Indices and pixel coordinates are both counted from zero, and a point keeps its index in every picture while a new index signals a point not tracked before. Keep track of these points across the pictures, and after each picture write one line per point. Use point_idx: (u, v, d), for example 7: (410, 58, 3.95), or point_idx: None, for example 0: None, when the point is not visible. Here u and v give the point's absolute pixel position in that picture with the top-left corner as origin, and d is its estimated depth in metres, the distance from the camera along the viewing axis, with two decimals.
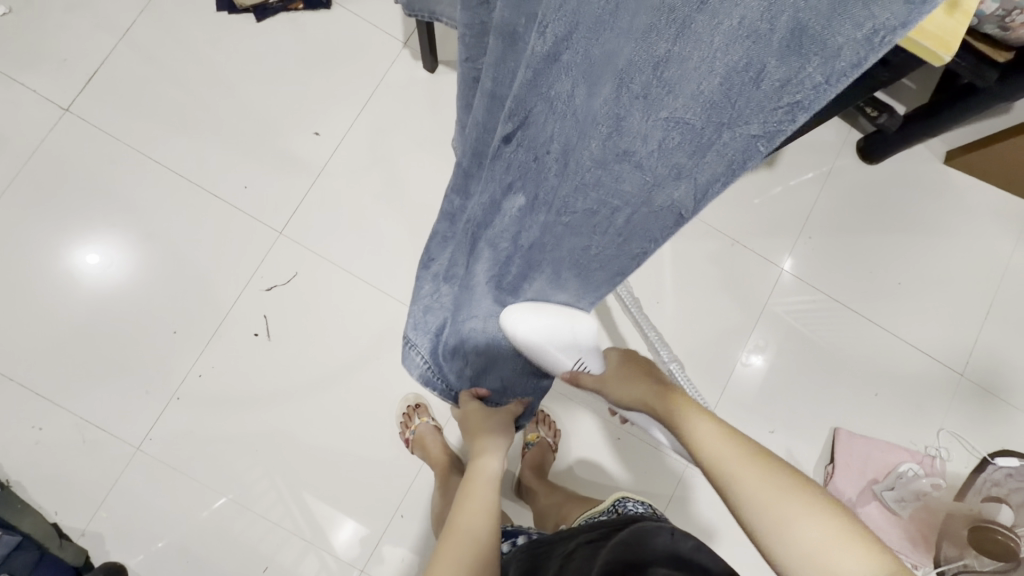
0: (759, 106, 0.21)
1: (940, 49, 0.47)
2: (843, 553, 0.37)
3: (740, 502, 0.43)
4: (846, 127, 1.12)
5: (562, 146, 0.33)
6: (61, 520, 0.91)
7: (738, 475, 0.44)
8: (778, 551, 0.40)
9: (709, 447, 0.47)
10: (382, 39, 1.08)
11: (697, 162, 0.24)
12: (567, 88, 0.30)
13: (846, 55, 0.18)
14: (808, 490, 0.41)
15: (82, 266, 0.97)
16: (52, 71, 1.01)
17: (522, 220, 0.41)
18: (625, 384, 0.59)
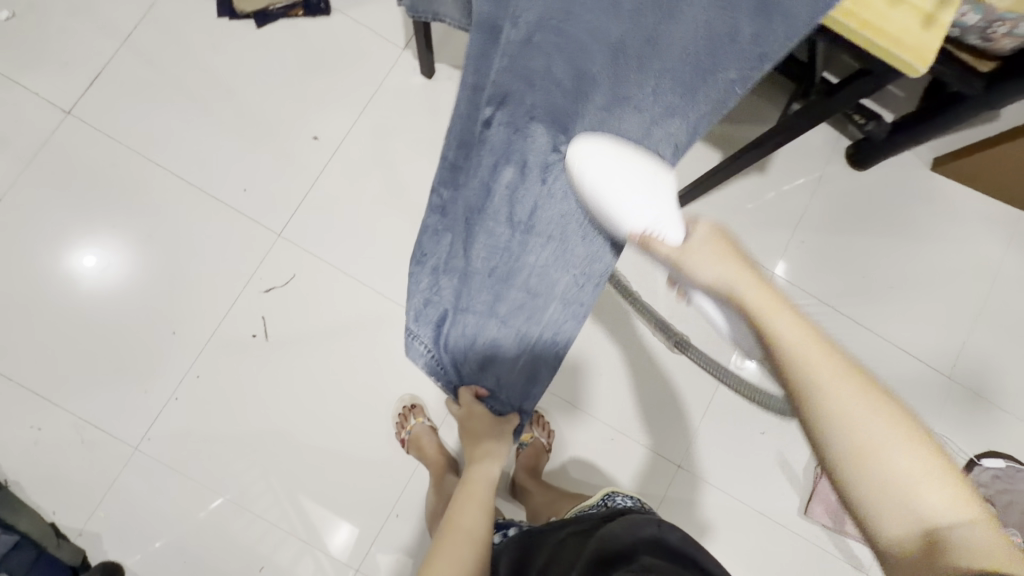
0: (732, 59, 0.52)
1: (917, 63, 0.50)
2: (927, 484, 0.35)
3: (824, 423, 0.37)
4: (836, 134, 1.14)
5: (550, 114, 0.52)
6: (59, 519, 0.91)
7: (833, 393, 0.37)
8: (854, 476, 0.36)
9: (800, 357, 0.38)
10: (381, 45, 1.10)
11: (686, 99, 0.53)
12: (542, 64, 0.50)
13: (755, 54, 0.52)
14: (898, 416, 0.37)
15: (81, 267, 0.98)
16: (55, 75, 1.02)
17: (517, 186, 0.54)
18: (715, 260, 0.44)
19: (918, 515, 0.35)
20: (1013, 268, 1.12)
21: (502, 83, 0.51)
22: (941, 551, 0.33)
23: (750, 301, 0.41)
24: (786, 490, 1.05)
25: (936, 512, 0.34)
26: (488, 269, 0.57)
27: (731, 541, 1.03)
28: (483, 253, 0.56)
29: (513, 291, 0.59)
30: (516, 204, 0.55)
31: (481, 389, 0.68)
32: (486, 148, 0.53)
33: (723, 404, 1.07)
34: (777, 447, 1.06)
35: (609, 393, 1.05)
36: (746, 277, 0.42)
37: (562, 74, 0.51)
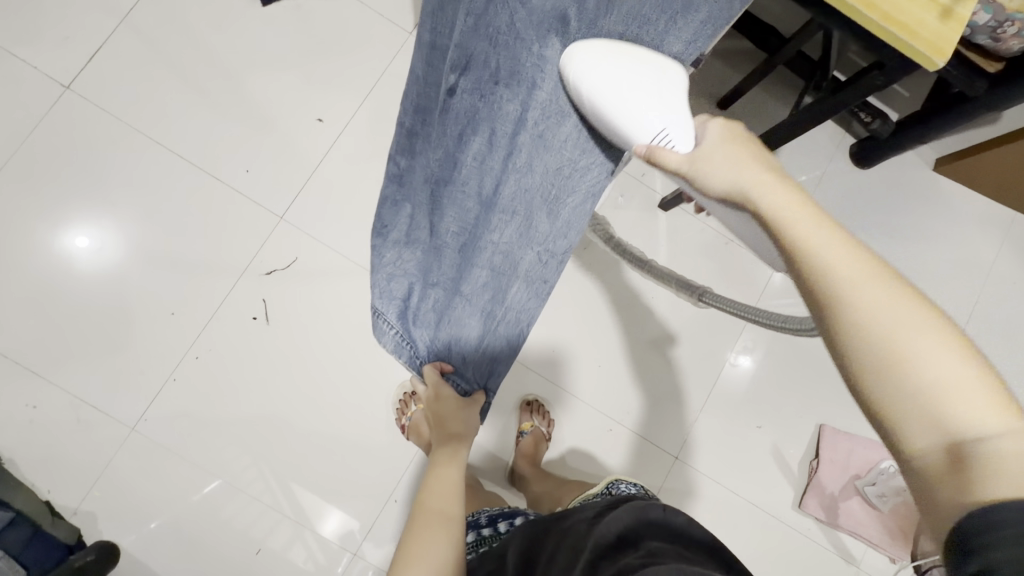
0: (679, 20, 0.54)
1: (934, 56, 0.50)
2: (968, 398, 0.31)
3: (856, 320, 0.34)
4: (841, 132, 1.15)
5: (507, 70, 0.53)
6: (54, 498, 0.91)
7: (841, 279, 0.35)
8: (892, 378, 0.32)
9: (822, 254, 0.37)
10: (388, 28, 1.09)
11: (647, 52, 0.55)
12: (506, 19, 0.51)
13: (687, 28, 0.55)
14: (921, 303, 0.34)
15: (79, 245, 0.97)
16: (54, 48, 1.00)
17: (484, 156, 0.55)
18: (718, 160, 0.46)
19: (947, 428, 0.31)
20: (1009, 268, 1.13)
21: (467, 46, 0.52)
22: (970, 470, 0.29)
23: (763, 202, 0.41)
24: (779, 484, 1.06)
25: (972, 423, 0.30)
26: (455, 245, 0.59)
27: (724, 532, 1.04)
28: (451, 227, 0.58)
29: (477, 271, 0.59)
30: (482, 174, 0.56)
31: (445, 365, 0.65)
32: (451, 117, 0.55)
33: (719, 398, 1.08)
34: (773, 441, 1.07)
35: (607, 383, 1.06)
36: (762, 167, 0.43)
37: (532, 41, 0.52)
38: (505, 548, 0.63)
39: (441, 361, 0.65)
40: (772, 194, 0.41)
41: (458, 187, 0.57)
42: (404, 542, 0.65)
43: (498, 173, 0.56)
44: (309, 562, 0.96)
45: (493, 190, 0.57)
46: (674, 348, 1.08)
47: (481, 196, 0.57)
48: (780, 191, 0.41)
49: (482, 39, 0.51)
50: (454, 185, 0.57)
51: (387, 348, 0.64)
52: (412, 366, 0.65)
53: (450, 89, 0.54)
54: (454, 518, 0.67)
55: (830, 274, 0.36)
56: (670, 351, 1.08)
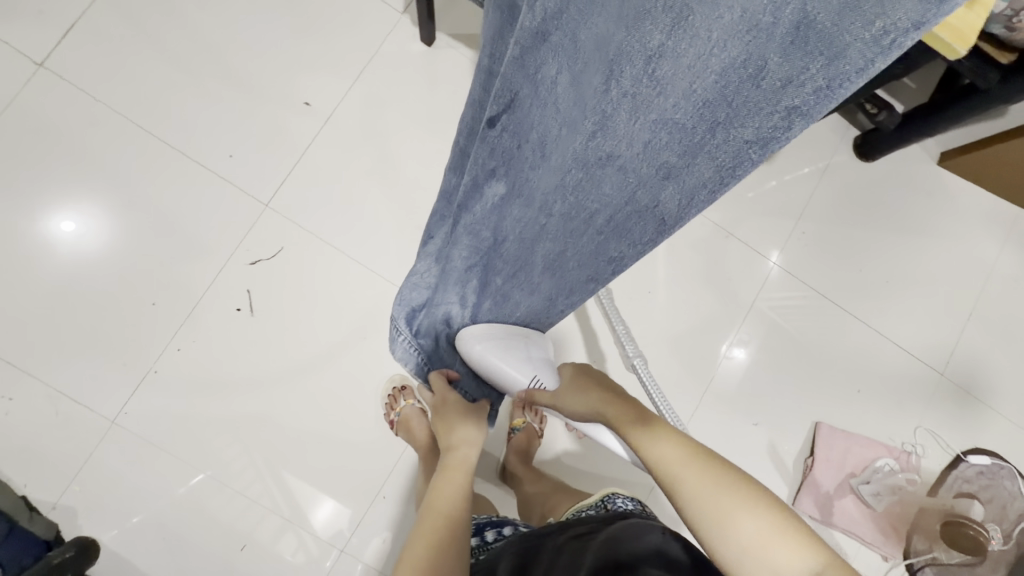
0: (758, 104, 0.27)
1: (958, 43, 0.47)
2: (781, 547, 0.39)
3: (687, 507, 0.44)
4: (844, 124, 1.12)
5: (539, 137, 0.40)
6: (31, 493, 0.88)
7: (674, 476, 0.45)
8: (728, 548, 0.41)
9: (655, 456, 0.47)
10: (380, 7, 1.04)
11: (685, 160, 0.31)
12: (552, 72, 0.35)
13: (764, 124, 0.27)
14: (735, 478, 0.44)
15: (56, 233, 0.93)
16: (26, 23, 0.95)
17: (501, 207, 0.47)
18: (576, 397, 0.58)
19: None
20: (1011, 266, 1.11)
21: (511, 82, 0.37)
22: None
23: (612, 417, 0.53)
24: (774, 481, 1.05)
25: (796, 572, 0.38)
26: (463, 266, 0.53)
27: None
28: (459, 257, 0.53)
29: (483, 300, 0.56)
30: (499, 224, 0.48)
31: (451, 372, 0.75)
32: (488, 150, 0.42)
33: (716, 395, 1.06)
34: (768, 438, 1.06)
35: None
36: (613, 400, 0.55)
37: (567, 108, 0.36)
38: (495, 561, 0.62)
39: (448, 370, 0.75)
40: (625, 423, 0.52)
41: (470, 217, 0.49)
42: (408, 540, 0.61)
43: (510, 231, 0.48)
44: (296, 557, 0.94)
45: (503, 239, 0.49)
46: (670, 343, 1.06)
47: (493, 237, 0.49)
48: (628, 420, 0.52)
49: (521, 76, 0.36)
50: (466, 213, 0.48)
51: (397, 357, 0.70)
52: (420, 372, 0.74)
53: (489, 119, 0.40)
54: (456, 525, 0.64)
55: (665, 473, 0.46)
56: (667, 345, 1.05)
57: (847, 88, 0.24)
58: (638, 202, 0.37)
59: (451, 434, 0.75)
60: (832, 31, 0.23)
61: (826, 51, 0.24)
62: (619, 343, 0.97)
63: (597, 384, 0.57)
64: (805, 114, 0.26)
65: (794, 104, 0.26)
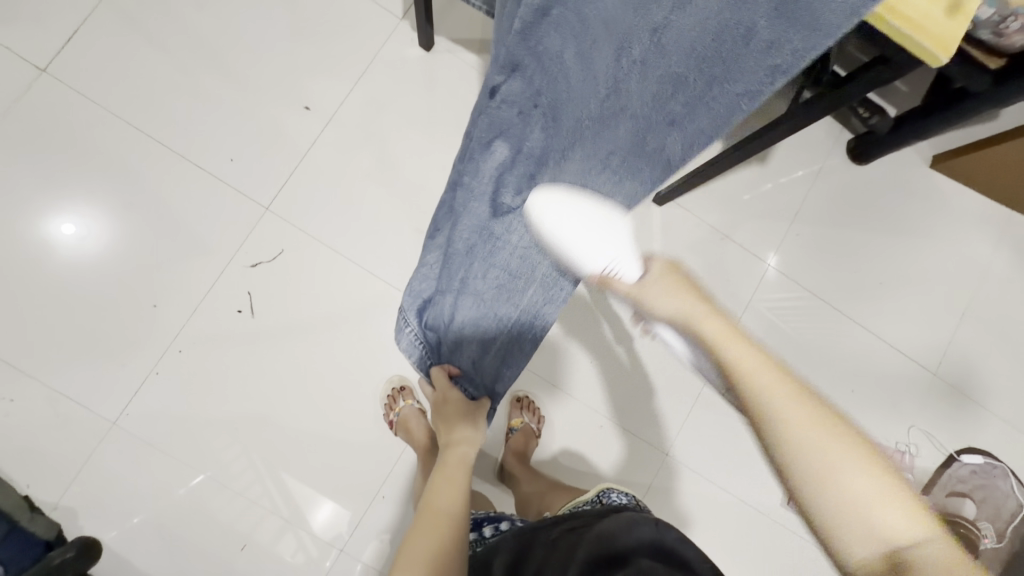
0: (751, 63, 0.40)
1: (938, 52, 0.49)
2: (887, 510, 0.37)
3: (789, 454, 0.38)
4: (838, 128, 1.13)
5: (550, 103, 0.47)
6: (32, 493, 0.89)
7: (781, 415, 0.39)
8: (828, 502, 0.37)
9: (761, 388, 0.40)
10: (379, 12, 1.06)
11: (687, 111, 0.45)
12: (557, 46, 0.43)
13: (747, 83, 0.41)
14: (849, 431, 0.39)
15: (57, 235, 0.94)
16: (29, 28, 0.96)
17: (502, 174, 0.52)
18: (663, 295, 0.48)
19: (879, 539, 0.36)
20: (1004, 267, 1.13)
21: (515, 54, 0.43)
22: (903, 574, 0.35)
23: (702, 330, 0.44)
24: (769, 481, 1.06)
25: (896, 534, 0.36)
26: (466, 247, 0.57)
27: (713, 528, 1.04)
28: (466, 236, 0.56)
29: (490, 273, 0.59)
30: (502, 189, 0.53)
31: (453, 368, 0.73)
32: (487, 122, 0.48)
33: (712, 395, 1.07)
34: None
35: (598, 381, 1.04)
36: (711, 310, 0.45)
37: (577, 74, 0.45)
38: (493, 555, 0.63)
39: (449, 366, 0.73)
40: (727, 344, 0.42)
41: (474, 196, 0.54)
42: (406, 538, 0.62)
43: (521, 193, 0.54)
44: (296, 557, 0.95)
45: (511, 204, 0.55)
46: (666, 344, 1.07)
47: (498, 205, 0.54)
48: (732, 339, 0.42)
49: (526, 52, 0.43)
50: (465, 189, 0.54)
51: (401, 349, 0.71)
52: (421, 367, 0.74)
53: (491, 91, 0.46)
54: (455, 522, 0.65)
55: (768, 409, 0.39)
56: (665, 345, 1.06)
57: (787, 70, 0.40)
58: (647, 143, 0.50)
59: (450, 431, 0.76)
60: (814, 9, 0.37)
61: (809, 21, 0.37)
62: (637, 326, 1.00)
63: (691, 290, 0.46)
64: (783, 72, 0.40)
65: (777, 64, 0.40)
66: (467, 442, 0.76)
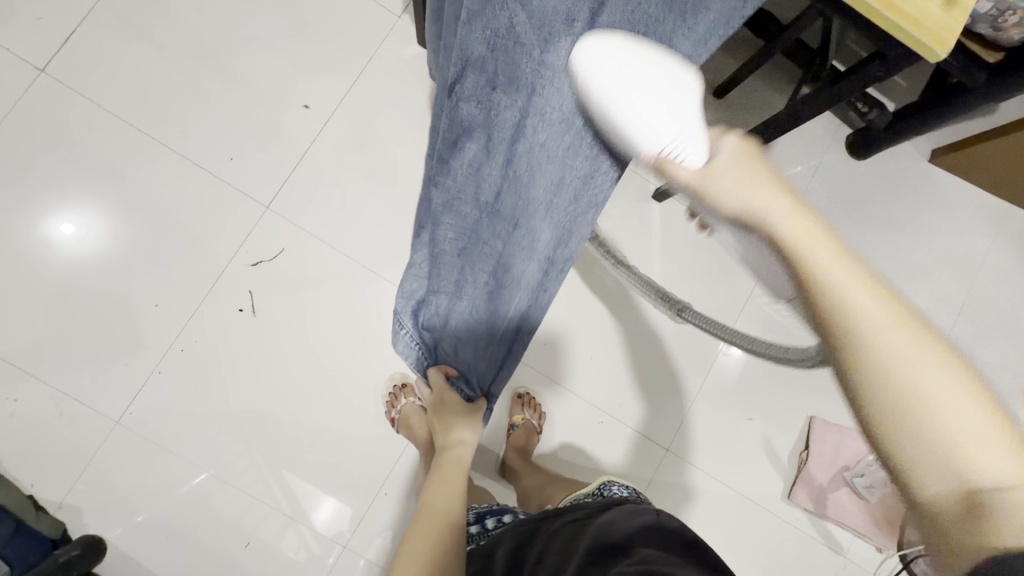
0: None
1: (937, 47, 0.49)
2: (986, 446, 0.29)
3: (873, 361, 0.31)
4: (837, 123, 1.13)
5: (507, 77, 0.41)
6: (37, 492, 0.89)
7: (861, 315, 0.32)
8: (917, 433, 0.30)
9: (843, 286, 0.32)
10: (377, 11, 1.06)
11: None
12: (506, 21, 0.38)
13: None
14: (935, 341, 0.31)
15: (58, 236, 0.94)
16: (28, 29, 0.96)
17: (478, 172, 0.47)
18: (742, 184, 0.37)
19: (967, 479, 0.29)
20: (1001, 262, 1.13)
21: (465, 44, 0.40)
22: (987, 517, 0.28)
23: (774, 229, 0.35)
24: (769, 476, 1.07)
25: (996, 475, 0.28)
26: (453, 250, 0.55)
27: (713, 522, 1.05)
28: (449, 237, 0.53)
29: (478, 274, 0.57)
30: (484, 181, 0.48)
31: (449, 369, 0.73)
32: (449, 121, 0.44)
33: (712, 390, 1.07)
34: (763, 433, 1.08)
35: (598, 378, 1.05)
36: (777, 201, 0.36)
37: (531, 43, 0.40)
38: (494, 549, 0.64)
39: (445, 366, 0.73)
40: (797, 234, 0.34)
41: (457, 197, 0.49)
42: (406, 538, 0.63)
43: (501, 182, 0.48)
44: (300, 554, 0.96)
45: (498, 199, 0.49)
46: (666, 339, 1.07)
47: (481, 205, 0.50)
48: (807, 232, 0.34)
49: (480, 42, 0.39)
50: (440, 190, 0.50)
51: (399, 351, 0.72)
52: (419, 369, 0.74)
53: (449, 89, 0.43)
54: (456, 522, 0.66)
55: (847, 312, 0.32)
56: (662, 342, 1.07)
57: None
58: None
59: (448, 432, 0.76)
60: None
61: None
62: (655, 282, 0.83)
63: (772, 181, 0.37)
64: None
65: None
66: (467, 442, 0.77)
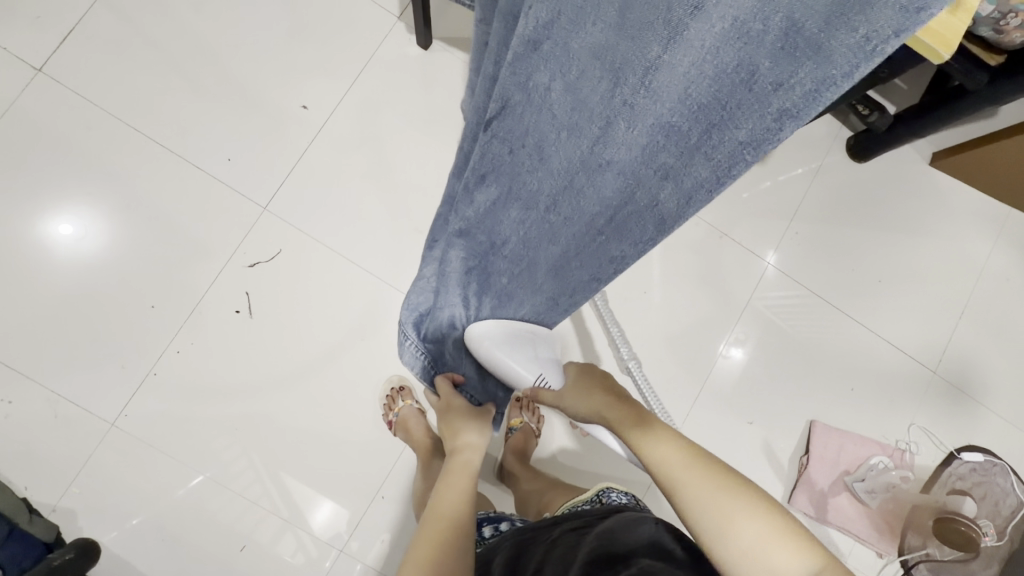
0: (754, 109, 0.23)
1: (942, 49, 0.48)
2: (779, 551, 0.41)
3: (689, 511, 0.46)
4: (838, 125, 1.13)
5: (535, 141, 0.35)
6: (32, 495, 0.88)
7: (676, 479, 0.48)
8: (728, 553, 0.43)
9: (655, 458, 0.50)
10: (376, 12, 1.05)
11: (684, 164, 0.28)
12: (544, 80, 0.31)
13: (839, 62, 0.20)
14: (740, 486, 0.46)
15: (54, 238, 0.94)
16: (25, 29, 0.96)
17: (493, 210, 0.43)
18: (586, 397, 0.60)
19: None
20: (1003, 265, 1.13)
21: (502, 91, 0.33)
22: None
23: (615, 421, 0.56)
24: (769, 479, 1.06)
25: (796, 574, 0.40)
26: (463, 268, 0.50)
27: None
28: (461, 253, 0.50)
29: (488, 298, 0.54)
30: (494, 227, 0.45)
31: (457, 375, 0.75)
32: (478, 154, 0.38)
33: (711, 394, 1.07)
34: (763, 436, 1.07)
35: None
36: (611, 404, 0.58)
37: (560, 115, 0.32)
38: (494, 556, 0.63)
39: (453, 374, 0.75)
40: (624, 425, 0.55)
41: (470, 229, 0.46)
42: (413, 542, 0.62)
43: (511, 233, 0.44)
44: (296, 557, 0.95)
45: (504, 242, 0.46)
46: (664, 342, 1.07)
47: (490, 242, 0.46)
48: (631, 424, 0.54)
49: (516, 87, 0.32)
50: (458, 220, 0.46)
51: (405, 361, 0.71)
52: (426, 376, 0.75)
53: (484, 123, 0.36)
54: (464, 524, 0.65)
55: (666, 477, 0.49)
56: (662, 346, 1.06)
57: (835, 92, 0.21)
58: (637, 202, 0.34)
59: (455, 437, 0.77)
60: (824, 32, 0.20)
61: (814, 56, 0.21)
62: (613, 344, 1.01)
63: (598, 388, 0.60)
64: (797, 115, 0.23)
65: (785, 107, 0.22)
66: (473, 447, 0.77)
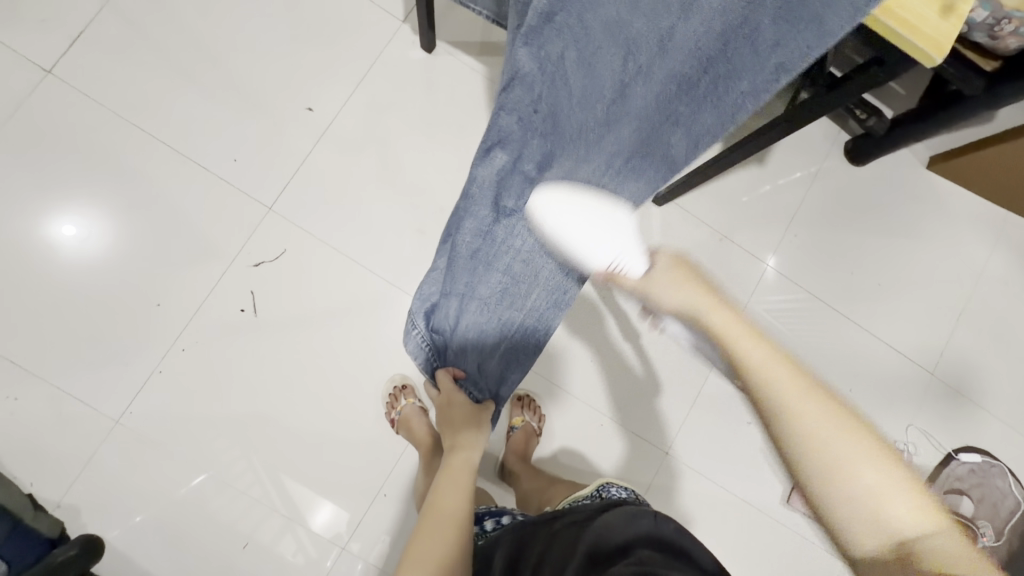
0: (746, 65, 0.41)
1: (933, 52, 0.49)
2: (896, 502, 0.38)
3: (808, 448, 0.39)
4: (836, 129, 1.14)
5: (551, 107, 0.45)
6: (35, 492, 0.89)
7: (795, 411, 0.40)
8: (840, 500, 0.39)
9: (772, 377, 0.40)
10: (380, 15, 1.07)
11: (688, 107, 0.45)
12: (558, 49, 0.41)
13: (774, 58, 0.40)
14: (859, 426, 0.40)
15: (60, 237, 0.95)
16: (33, 32, 0.97)
17: (503, 176, 0.48)
18: (673, 288, 0.46)
19: (887, 532, 0.38)
20: (1000, 268, 1.14)
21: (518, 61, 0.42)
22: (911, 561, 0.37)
23: (716, 324, 0.43)
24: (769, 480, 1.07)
25: (908, 528, 0.38)
26: (470, 252, 0.55)
27: (713, 524, 1.04)
28: (468, 238, 0.54)
29: (494, 275, 0.58)
30: (502, 192, 0.50)
31: (458, 371, 0.72)
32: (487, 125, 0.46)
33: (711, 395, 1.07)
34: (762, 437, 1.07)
35: (598, 382, 1.05)
36: (710, 297, 0.44)
37: (574, 83, 0.43)
38: (493, 553, 0.64)
39: (454, 368, 0.72)
40: (732, 329, 0.42)
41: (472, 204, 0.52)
42: (414, 540, 0.62)
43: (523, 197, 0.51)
44: (297, 556, 0.95)
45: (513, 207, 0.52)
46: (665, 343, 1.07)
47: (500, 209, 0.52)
48: (746, 333, 0.42)
49: (532, 59, 0.41)
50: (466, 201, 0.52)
51: (407, 350, 0.68)
52: (426, 370, 0.72)
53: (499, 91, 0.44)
54: (464, 523, 0.66)
55: (784, 409, 0.40)
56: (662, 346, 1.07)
57: (787, 72, 0.40)
58: (654, 138, 0.48)
59: (456, 433, 0.76)
60: (809, 13, 0.37)
61: (796, 20, 0.38)
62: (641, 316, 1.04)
63: (690, 281, 0.45)
64: (788, 71, 0.40)
65: (782, 63, 0.40)
66: (472, 445, 0.77)
